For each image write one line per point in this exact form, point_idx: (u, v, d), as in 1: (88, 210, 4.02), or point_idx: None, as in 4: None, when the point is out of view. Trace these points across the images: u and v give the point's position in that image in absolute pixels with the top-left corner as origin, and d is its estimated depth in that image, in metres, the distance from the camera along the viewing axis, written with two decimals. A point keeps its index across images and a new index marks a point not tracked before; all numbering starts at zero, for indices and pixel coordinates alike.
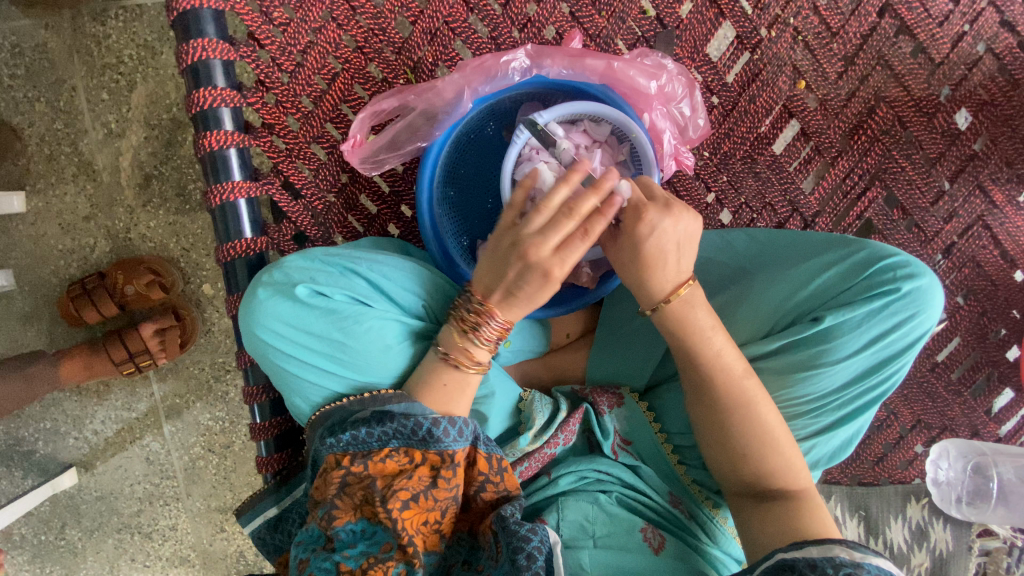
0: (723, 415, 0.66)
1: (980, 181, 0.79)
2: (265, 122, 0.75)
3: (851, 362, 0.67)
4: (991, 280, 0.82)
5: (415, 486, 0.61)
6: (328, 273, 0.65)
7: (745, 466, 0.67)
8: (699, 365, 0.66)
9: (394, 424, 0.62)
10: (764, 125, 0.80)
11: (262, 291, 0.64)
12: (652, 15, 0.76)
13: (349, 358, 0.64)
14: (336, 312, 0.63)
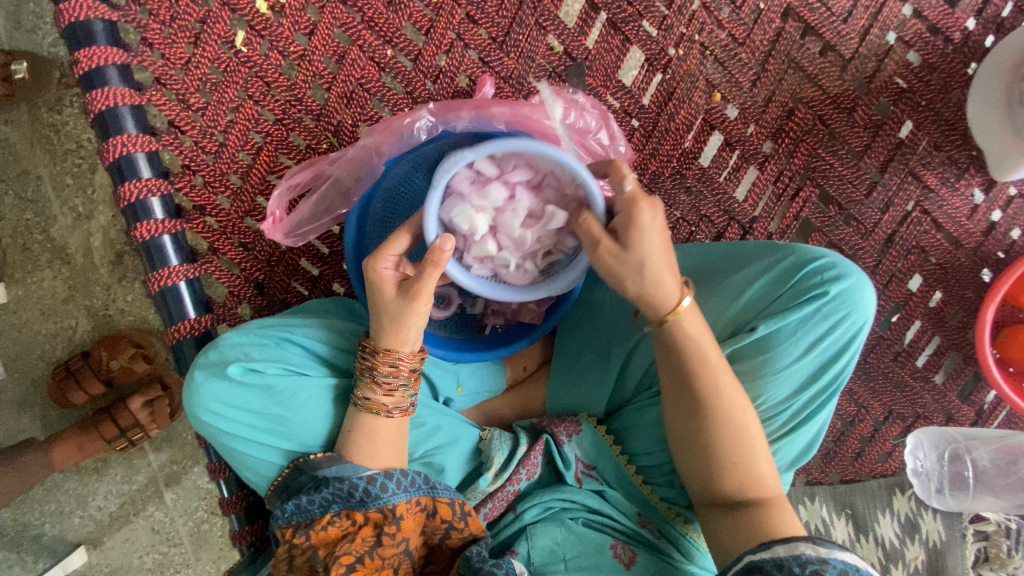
0: (705, 419, 0.64)
1: (912, 168, 0.78)
2: (196, 204, 0.77)
3: (794, 369, 0.67)
4: (939, 263, 0.81)
5: (358, 549, 0.60)
6: (261, 347, 0.66)
7: (720, 477, 0.65)
8: (691, 369, 0.63)
9: (330, 488, 0.62)
10: (687, 141, 0.80)
11: (199, 374, 0.65)
12: (560, 49, 0.78)
13: (291, 429, 0.65)
14: (273, 386, 0.64)
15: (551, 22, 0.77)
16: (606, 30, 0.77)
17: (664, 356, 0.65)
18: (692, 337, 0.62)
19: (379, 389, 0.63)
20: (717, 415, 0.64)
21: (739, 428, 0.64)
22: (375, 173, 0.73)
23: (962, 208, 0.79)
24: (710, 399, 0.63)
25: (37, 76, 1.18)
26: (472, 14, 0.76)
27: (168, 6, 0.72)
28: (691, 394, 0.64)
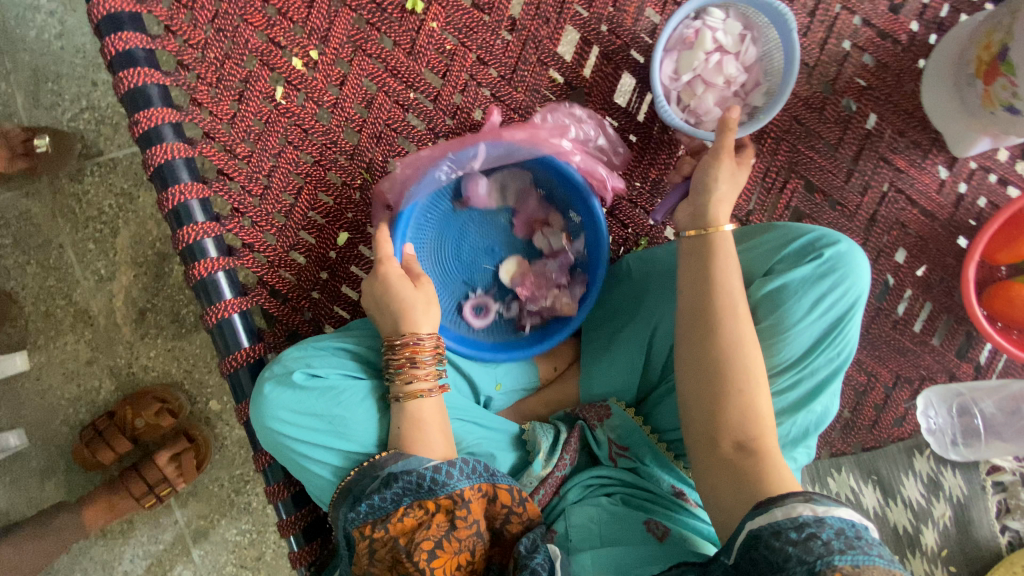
0: (722, 340, 0.68)
1: (882, 154, 0.88)
2: (245, 243, 0.84)
3: (803, 327, 0.74)
4: (919, 236, 0.90)
5: (436, 534, 0.63)
6: (321, 356, 0.73)
7: (729, 404, 0.67)
8: (716, 289, 0.71)
9: (399, 483, 0.66)
10: (680, 150, 0.91)
11: (266, 386, 0.71)
12: (561, 81, 0.88)
13: (353, 430, 0.70)
14: (334, 389, 0.71)
15: (551, 57, 0.87)
16: (599, 61, 0.88)
17: (691, 272, 0.73)
18: (719, 263, 0.72)
19: (420, 372, 0.70)
20: (734, 342, 0.68)
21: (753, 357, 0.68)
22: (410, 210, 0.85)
23: (932, 184, 0.88)
24: (726, 322, 0.69)
25: (60, 149, 1.25)
26: (482, 57, 0.86)
27: (215, 70, 0.81)
28: (709, 315, 0.70)
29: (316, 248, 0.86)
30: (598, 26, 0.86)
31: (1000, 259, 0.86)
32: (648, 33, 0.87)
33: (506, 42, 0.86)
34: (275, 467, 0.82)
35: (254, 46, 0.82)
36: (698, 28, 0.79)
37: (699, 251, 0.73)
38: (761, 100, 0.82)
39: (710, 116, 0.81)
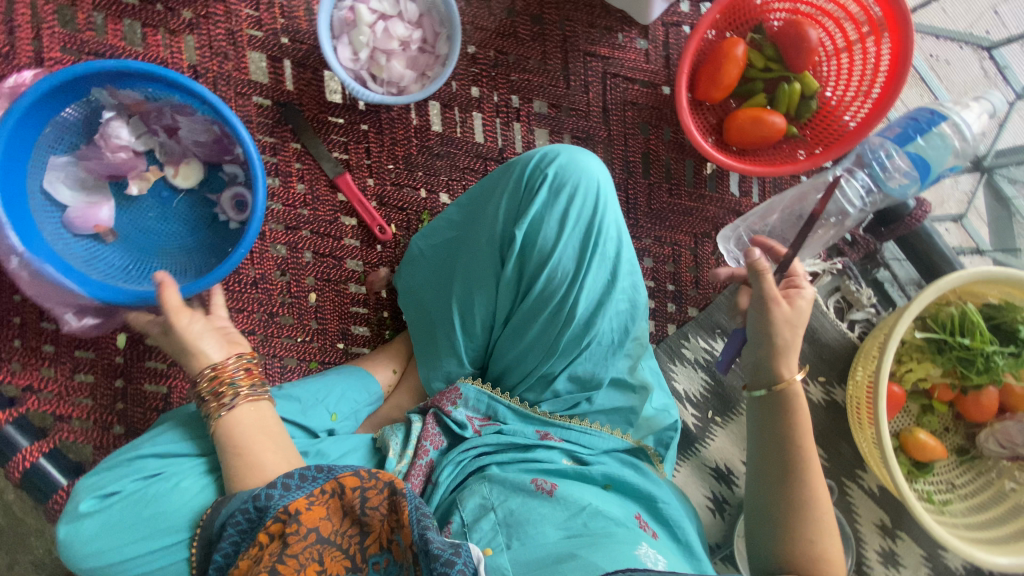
0: (797, 486, 0.63)
1: (585, 49, 0.93)
2: (23, 386, 0.82)
3: (564, 245, 0.77)
4: (651, 106, 0.95)
5: (269, 561, 0.62)
6: (112, 472, 0.70)
7: (797, 542, 0.61)
8: (795, 448, 0.65)
9: (229, 526, 0.65)
10: (413, 119, 0.93)
11: (63, 528, 0.67)
12: (268, 102, 0.88)
13: (168, 522, 0.67)
14: (134, 495, 0.67)
15: (248, 86, 0.87)
16: (296, 71, 0.89)
17: (761, 419, 0.68)
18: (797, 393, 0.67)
19: (221, 398, 0.70)
20: (807, 489, 0.63)
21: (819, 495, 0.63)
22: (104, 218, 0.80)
23: (639, 56, 0.94)
24: (807, 486, 0.63)
25: None
26: None
27: None
28: (797, 475, 0.64)
29: (100, 361, 0.84)
30: (277, 41, 0.88)
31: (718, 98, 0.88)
32: None
33: None
34: None
35: None
36: (351, 6, 0.81)
37: (776, 408, 0.66)
38: (445, 45, 0.85)
39: (405, 80, 0.84)
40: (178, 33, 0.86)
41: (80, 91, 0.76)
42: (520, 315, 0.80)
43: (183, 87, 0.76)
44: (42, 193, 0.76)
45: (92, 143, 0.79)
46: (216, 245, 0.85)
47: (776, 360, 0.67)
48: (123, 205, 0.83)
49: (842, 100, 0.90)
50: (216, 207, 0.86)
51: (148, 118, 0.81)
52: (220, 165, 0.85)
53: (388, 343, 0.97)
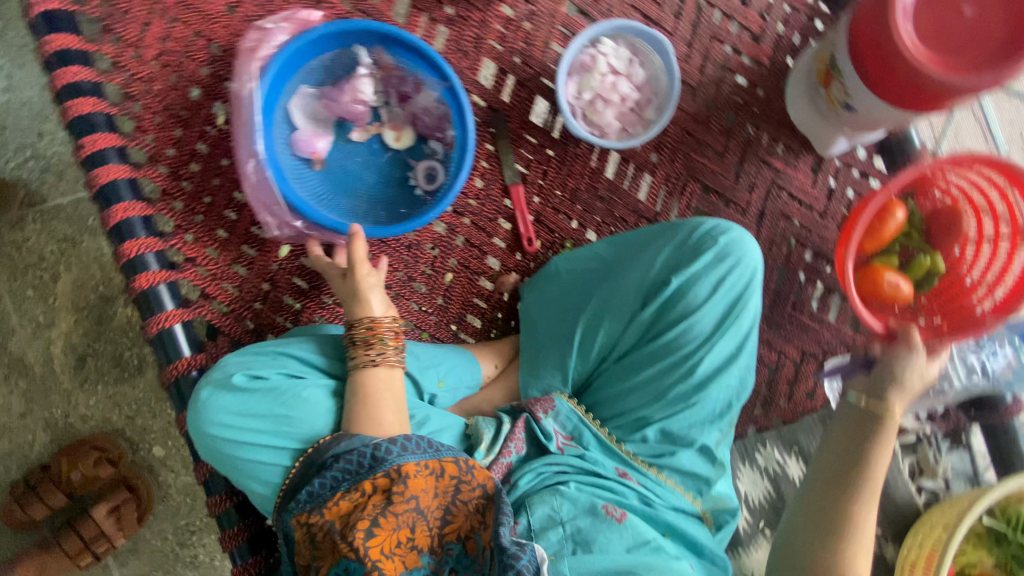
0: (848, 491, 0.82)
1: (762, 158, 1.03)
2: (187, 257, 0.88)
3: (708, 306, 0.84)
4: (801, 226, 1.03)
5: (371, 512, 0.67)
6: (262, 359, 0.76)
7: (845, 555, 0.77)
8: (868, 472, 0.83)
9: (340, 463, 0.69)
10: (593, 160, 1.03)
11: (205, 390, 0.74)
12: (483, 105, 1.00)
13: (293, 428, 0.73)
14: (274, 389, 0.73)
15: (473, 85, 0.99)
16: (515, 87, 1.00)
17: (845, 438, 0.88)
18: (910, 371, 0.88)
19: (369, 349, 0.76)
20: (858, 500, 0.81)
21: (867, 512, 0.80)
22: (322, 150, 0.90)
23: (806, 181, 1.03)
24: (867, 500, 0.81)
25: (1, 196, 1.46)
26: None
27: (160, 100, 0.88)
28: (854, 478, 0.83)
29: (259, 261, 0.91)
30: (512, 58, 0.99)
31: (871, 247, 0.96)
32: (555, 62, 1.00)
33: None
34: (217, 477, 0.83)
35: (198, 79, 0.90)
36: (593, 54, 0.92)
37: (863, 429, 0.87)
38: (653, 114, 0.95)
39: (610, 127, 0.94)
40: (437, 23, 0.98)
41: (352, 44, 0.89)
42: (642, 355, 0.87)
43: (434, 66, 0.89)
44: (285, 111, 0.87)
45: (338, 85, 0.89)
46: (398, 203, 0.94)
47: (888, 391, 0.88)
48: (337, 142, 0.92)
49: (965, 262, 0.97)
50: (410, 172, 0.95)
51: (389, 80, 0.92)
52: (427, 139, 0.95)
53: (493, 342, 1.03)
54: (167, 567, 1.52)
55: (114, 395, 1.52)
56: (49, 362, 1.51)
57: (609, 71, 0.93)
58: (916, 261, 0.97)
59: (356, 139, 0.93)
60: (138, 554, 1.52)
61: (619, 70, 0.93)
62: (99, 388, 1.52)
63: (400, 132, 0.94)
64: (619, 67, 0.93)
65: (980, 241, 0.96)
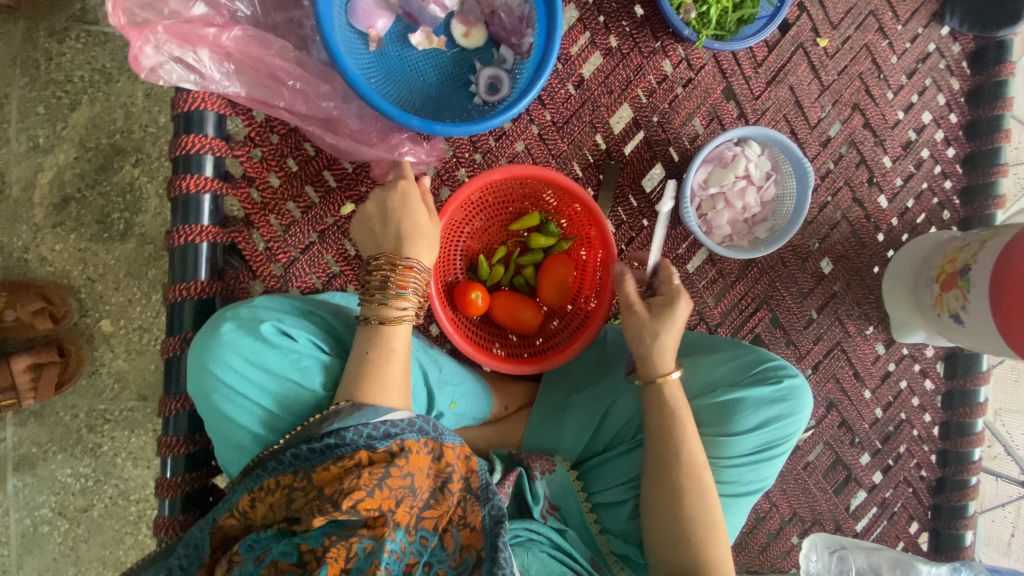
0: (683, 487, 0.76)
1: (839, 315, 1.00)
2: (246, 175, 0.79)
3: (749, 435, 0.81)
4: (844, 395, 1.01)
5: (367, 482, 0.59)
6: (294, 315, 0.72)
7: (692, 546, 0.75)
8: (682, 463, 0.77)
9: (343, 436, 0.63)
10: (681, 248, 0.97)
11: (227, 325, 0.68)
12: (603, 148, 0.92)
13: (298, 401, 0.68)
14: (296, 353, 0.69)
15: (602, 124, 0.92)
16: (642, 144, 0.94)
17: (655, 424, 0.79)
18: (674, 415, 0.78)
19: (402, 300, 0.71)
20: (694, 487, 0.76)
21: (707, 502, 0.76)
22: (380, 32, 0.81)
23: (868, 355, 1.01)
24: (693, 482, 0.76)
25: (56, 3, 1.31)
26: (543, 97, 0.89)
27: None
28: (686, 474, 0.76)
29: (316, 209, 0.82)
30: (651, 115, 0.93)
31: (511, 326, 0.92)
32: (690, 138, 0.94)
33: (569, 94, 0.90)
34: (182, 419, 0.75)
35: None
36: (737, 153, 0.87)
37: (654, 399, 0.79)
38: (763, 234, 0.91)
39: (720, 231, 0.89)
40: (596, 47, 0.90)
41: None
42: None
43: None
44: None
45: None
46: (450, 108, 0.85)
47: (653, 355, 0.79)
48: (397, 29, 0.83)
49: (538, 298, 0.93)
50: (472, 76, 0.85)
51: None
52: (497, 45, 0.84)
53: (509, 383, 0.97)
54: (64, 445, 1.40)
55: (84, 251, 1.39)
56: (29, 189, 1.36)
57: (736, 173, 0.87)
58: (549, 228, 0.91)
59: (416, 40, 0.82)
60: (40, 420, 1.39)
61: (750, 176, 0.88)
62: (72, 237, 1.38)
63: (468, 34, 0.83)
64: (750, 172, 0.87)
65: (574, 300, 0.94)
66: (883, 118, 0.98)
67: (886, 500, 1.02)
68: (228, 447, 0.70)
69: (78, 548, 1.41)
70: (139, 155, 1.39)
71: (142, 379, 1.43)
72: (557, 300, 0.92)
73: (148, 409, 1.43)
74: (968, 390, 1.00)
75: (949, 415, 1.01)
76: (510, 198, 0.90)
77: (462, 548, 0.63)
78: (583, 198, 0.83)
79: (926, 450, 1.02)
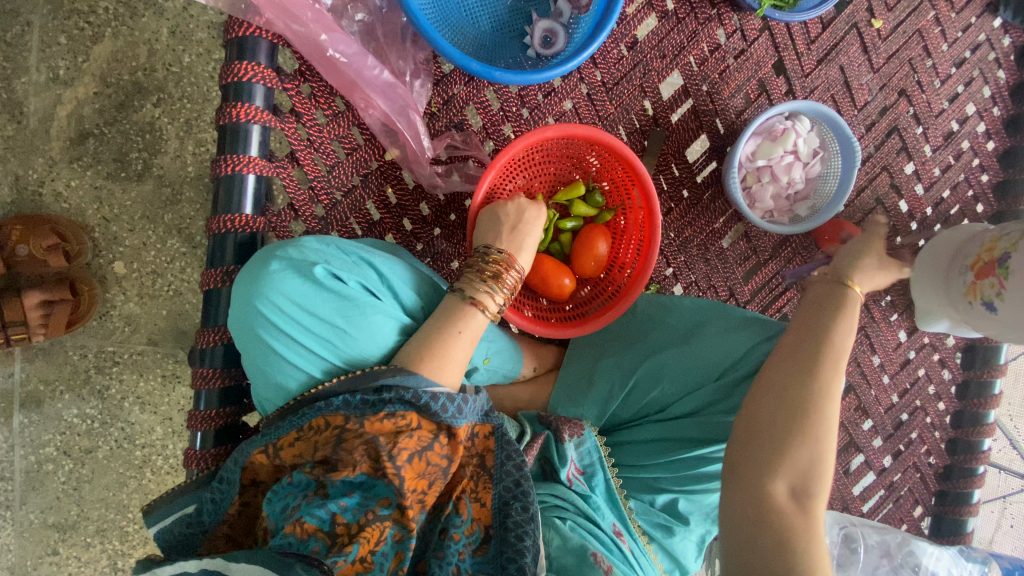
0: (813, 390, 0.61)
1: (865, 300, 1.01)
2: (294, 110, 0.77)
3: None
4: (864, 378, 1.02)
5: (413, 447, 0.62)
6: (344, 259, 0.68)
7: (799, 457, 0.59)
8: (827, 366, 0.62)
9: (391, 394, 0.63)
10: (718, 223, 0.97)
11: (275, 264, 0.66)
12: (650, 114, 0.92)
13: (344, 347, 0.66)
14: (346, 299, 0.66)
15: (651, 89, 0.91)
16: (689, 113, 0.93)
17: (808, 320, 0.65)
18: (845, 320, 0.64)
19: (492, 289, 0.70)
20: (827, 398, 0.61)
21: (833, 422, 0.60)
22: None
23: (890, 341, 1.02)
24: (828, 394, 0.61)
25: None
26: (595, 57, 0.88)
27: None
28: (823, 379, 0.61)
29: (361, 152, 0.81)
30: (701, 84, 0.92)
31: (543, 291, 0.91)
32: (737, 110, 0.94)
33: (621, 56, 0.89)
34: (218, 352, 0.74)
35: None
36: (788, 127, 0.87)
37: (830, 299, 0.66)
38: (803, 212, 0.92)
39: (762, 204, 0.90)
40: (650, 10, 0.90)
41: None
42: (699, 422, 0.84)
43: None
44: None
45: None
46: (504, 57, 0.84)
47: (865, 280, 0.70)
48: None
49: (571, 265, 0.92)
50: (528, 27, 0.83)
51: None
52: None
53: (536, 344, 0.98)
54: (72, 385, 1.38)
55: (100, 188, 1.35)
56: (47, 122, 1.32)
57: (781, 148, 0.87)
58: (593, 196, 0.91)
59: None
60: (49, 359, 1.37)
61: (797, 151, 0.88)
62: (88, 174, 1.34)
63: None
64: (796, 145, 0.87)
65: (609, 268, 0.93)
66: (928, 106, 0.98)
67: (894, 483, 1.04)
68: (270, 389, 0.69)
69: (82, 488, 1.40)
70: (161, 94, 1.35)
71: (153, 324, 1.40)
72: (590, 270, 0.90)
73: (157, 354, 1.41)
74: (983, 381, 1.02)
75: (962, 404, 1.04)
76: (553, 158, 0.88)
77: (473, 519, 0.66)
78: (637, 167, 0.83)
79: (936, 437, 1.05)
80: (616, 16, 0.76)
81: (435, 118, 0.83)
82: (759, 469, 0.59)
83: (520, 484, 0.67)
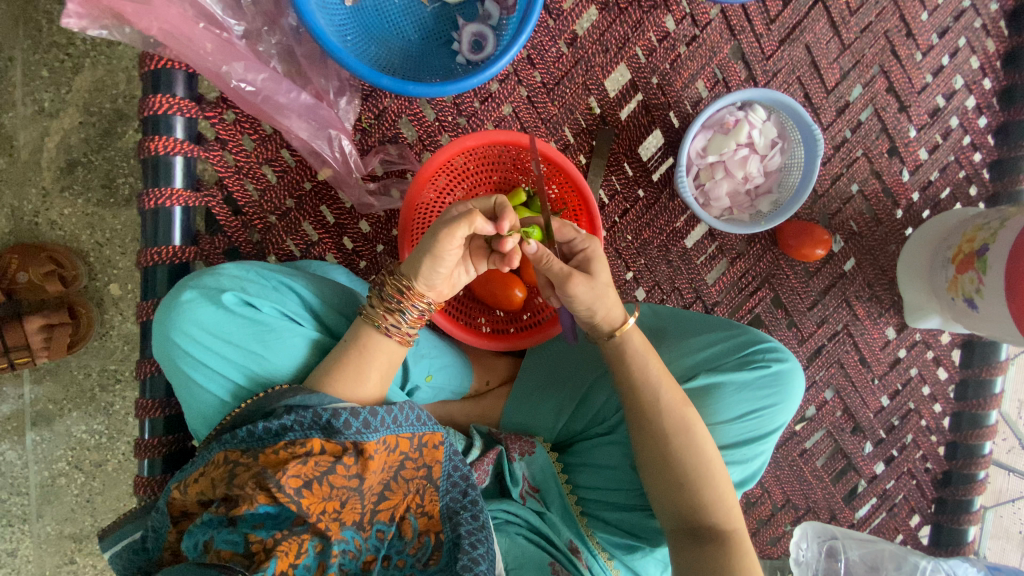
0: (669, 436, 0.68)
1: (847, 297, 0.93)
2: (218, 137, 0.77)
3: (730, 425, 0.75)
4: (849, 380, 0.95)
5: (309, 471, 0.60)
6: (260, 285, 0.68)
7: (700, 496, 0.67)
8: (665, 411, 0.68)
9: (295, 414, 0.63)
10: (679, 221, 0.91)
11: (189, 293, 0.66)
12: (597, 112, 0.87)
13: (261, 371, 0.67)
14: (260, 325, 0.66)
15: (596, 86, 0.86)
16: (638, 109, 0.88)
17: (620, 379, 0.70)
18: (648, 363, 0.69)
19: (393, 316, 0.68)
20: (680, 431, 0.68)
21: (700, 449, 0.68)
22: None
23: (876, 340, 0.94)
24: (682, 435, 0.68)
25: None
26: (532, 57, 0.84)
27: None
28: (668, 425, 0.68)
29: (292, 174, 0.80)
30: (650, 77, 0.86)
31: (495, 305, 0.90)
32: (692, 102, 0.88)
33: (561, 54, 0.85)
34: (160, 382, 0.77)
35: None
36: (740, 118, 0.81)
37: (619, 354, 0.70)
38: (766, 207, 0.86)
39: (717, 203, 0.84)
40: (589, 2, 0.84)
41: None
42: None
43: None
44: None
45: None
46: (431, 66, 0.81)
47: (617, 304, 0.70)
48: None
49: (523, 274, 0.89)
50: (455, 34, 0.80)
51: None
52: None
53: (492, 356, 0.95)
54: (79, 403, 1.41)
55: (91, 215, 1.35)
56: (37, 153, 1.31)
57: (733, 142, 0.81)
58: None
59: None
60: (56, 378, 1.39)
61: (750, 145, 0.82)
62: (79, 203, 1.33)
63: None
64: (749, 138, 0.81)
65: None
66: (909, 82, 0.89)
67: (887, 491, 0.97)
68: (197, 419, 0.70)
69: (94, 499, 1.44)
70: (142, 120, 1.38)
71: None
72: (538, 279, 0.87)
73: None
74: (983, 380, 0.94)
75: (961, 405, 0.96)
76: None
77: (421, 533, 0.66)
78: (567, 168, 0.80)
79: (933, 441, 0.97)
80: (536, 16, 0.72)
81: (367, 133, 0.82)
82: (675, 517, 0.68)
83: (468, 493, 0.68)
